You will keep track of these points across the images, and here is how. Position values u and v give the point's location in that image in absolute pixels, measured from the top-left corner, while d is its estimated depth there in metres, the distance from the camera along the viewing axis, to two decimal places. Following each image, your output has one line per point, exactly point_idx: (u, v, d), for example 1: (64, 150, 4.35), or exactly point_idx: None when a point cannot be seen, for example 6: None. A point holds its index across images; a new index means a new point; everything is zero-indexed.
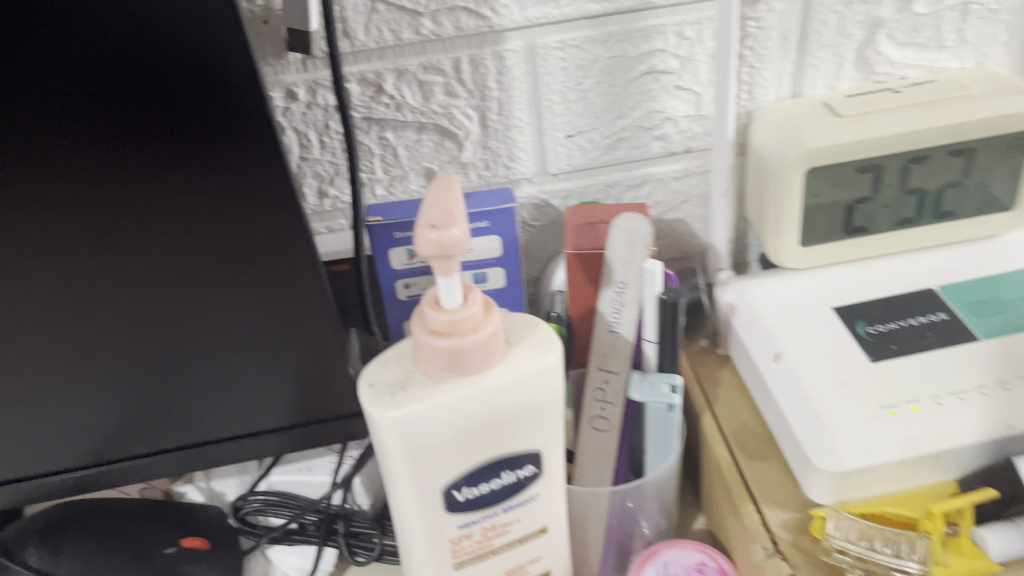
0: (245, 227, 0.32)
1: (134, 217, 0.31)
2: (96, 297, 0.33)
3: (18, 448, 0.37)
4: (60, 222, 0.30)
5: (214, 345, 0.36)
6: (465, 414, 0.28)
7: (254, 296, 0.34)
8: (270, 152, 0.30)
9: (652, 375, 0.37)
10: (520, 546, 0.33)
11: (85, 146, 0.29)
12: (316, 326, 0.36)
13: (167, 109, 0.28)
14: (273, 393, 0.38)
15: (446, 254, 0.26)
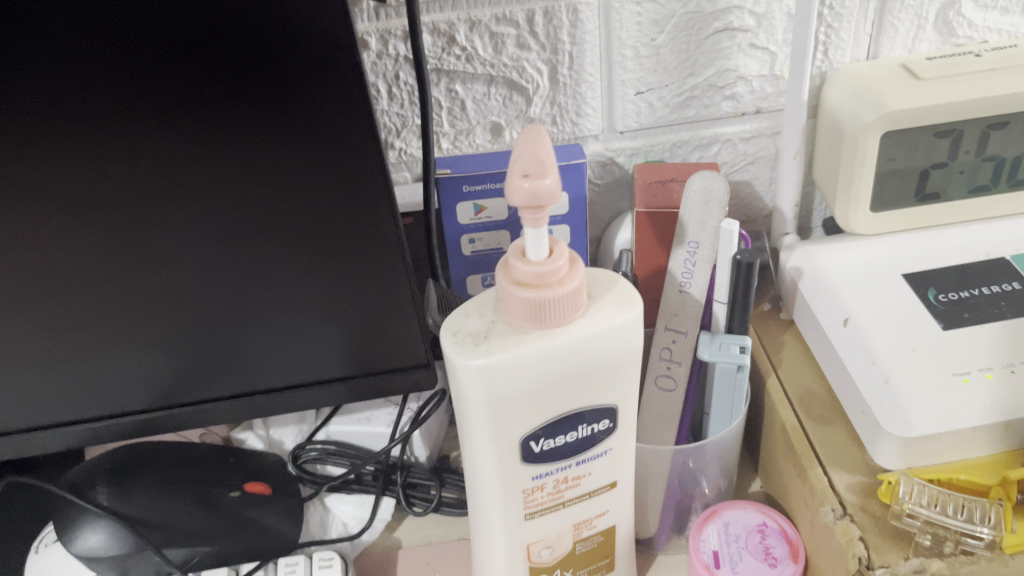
0: (326, 176, 0.32)
1: (221, 163, 0.31)
2: (177, 243, 0.33)
3: (88, 389, 0.38)
4: (148, 167, 0.31)
5: (287, 296, 0.36)
6: (549, 366, 0.28)
7: (321, 250, 0.34)
8: (358, 101, 0.30)
9: (722, 336, 0.36)
10: (589, 499, 0.33)
11: (173, 89, 0.29)
12: (381, 282, 0.36)
13: (253, 54, 0.29)
14: (335, 348, 0.38)
15: (539, 204, 0.26)
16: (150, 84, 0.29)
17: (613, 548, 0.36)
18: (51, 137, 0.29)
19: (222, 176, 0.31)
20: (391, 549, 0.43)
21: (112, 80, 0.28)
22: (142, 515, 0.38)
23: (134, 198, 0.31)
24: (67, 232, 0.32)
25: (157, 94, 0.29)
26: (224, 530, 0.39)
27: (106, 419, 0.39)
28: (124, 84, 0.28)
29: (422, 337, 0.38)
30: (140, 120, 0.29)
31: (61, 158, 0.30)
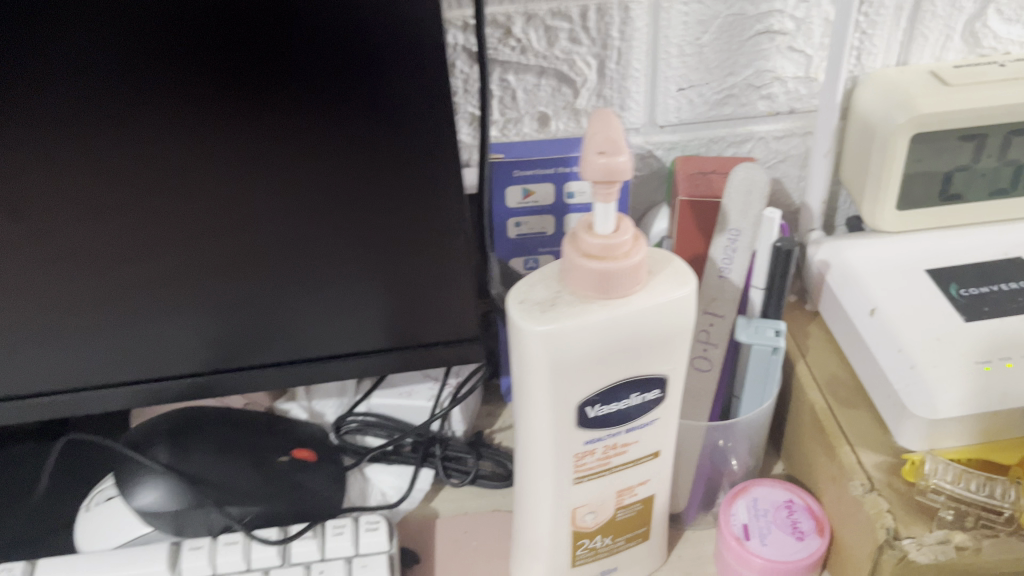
0: (401, 152, 0.34)
1: (304, 136, 0.33)
2: (255, 210, 0.35)
3: (147, 349, 0.39)
4: (236, 136, 0.33)
5: (338, 272, 0.38)
6: (610, 334, 0.30)
7: (370, 228, 0.36)
8: (438, 81, 0.32)
9: (758, 321, 0.38)
10: (633, 467, 0.35)
11: (248, 68, 0.31)
12: (425, 261, 0.38)
13: (324, 41, 0.31)
14: (376, 324, 0.40)
15: (612, 179, 0.28)
16: (246, 58, 0.31)
17: (649, 517, 0.38)
18: (150, 104, 0.31)
19: (304, 148, 0.33)
20: (428, 517, 0.44)
21: (212, 53, 0.30)
22: (201, 474, 0.41)
23: (221, 165, 0.33)
24: (154, 194, 0.34)
25: (252, 68, 0.31)
26: (273, 492, 0.41)
27: (166, 380, 0.40)
28: (223, 58, 0.31)
29: (469, 313, 0.40)
30: (234, 91, 0.31)
31: (157, 125, 0.32)
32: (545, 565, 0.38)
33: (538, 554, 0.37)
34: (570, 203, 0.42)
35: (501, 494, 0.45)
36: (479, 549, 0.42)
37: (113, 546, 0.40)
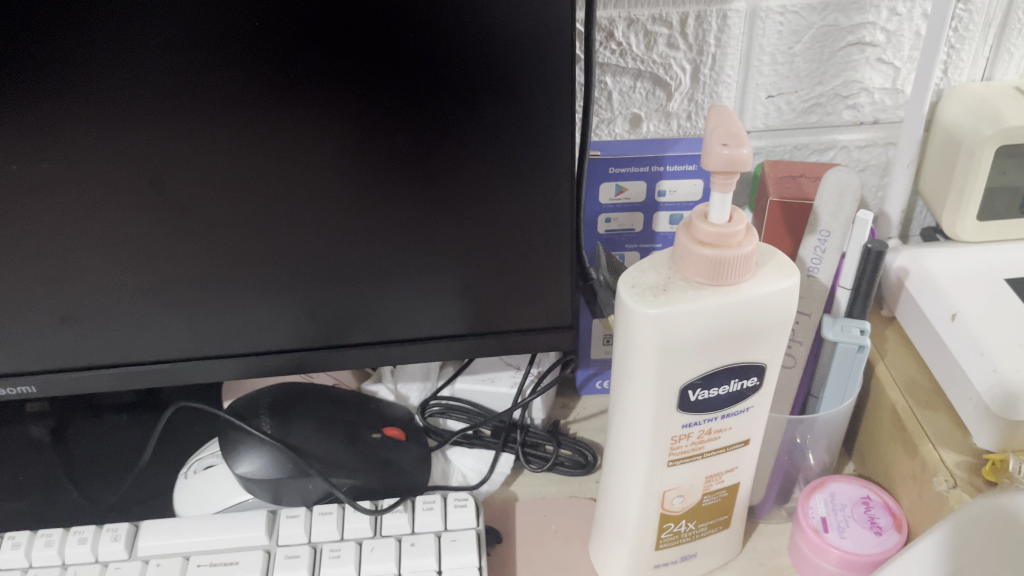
0: (521, 143, 0.36)
1: (430, 124, 0.35)
2: (380, 191, 0.37)
3: (249, 325, 0.41)
4: (371, 121, 0.35)
5: (426, 260, 0.40)
6: (719, 320, 0.32)
7: (459, 219, 0.38)
8: (564, 75, 0.34)
9: (844, 320, 0.40)
10: (724, 454, 0.36)
11: (361, 60, 0.33)
12: (508, 253, 0.40)
13: (433, 36, 0.33)
14: (458, 313, 0.42)
15: (733, 170, 0.29)
16: (391, 47, 0.33)
17: (732, 506, 0.39)
18: (299, 86, 0.34)
19: (429, 135, 0.36)
20: (508, 500, 0.46)
21: (360, 41, 0.33)
22: (301, 444, 0.43)
23: (354, 146, 0.36)
24: (290, 171, 0.36)
25: (394, 57, 0.33)
26: (366, 466, 0.43)
27: (263, 355, 0.42)
28: (369, 46, 0.33)
29: (558, 303, 0.41)
30: (376, 78, 0.34)
31: (279, 109, 0.34)
32: (630, 548, 0.39)
33: (625, 535, 0.39)
34: (660, 201, 0.43)
35: (579, 481, 0.47)
36: (559, 531, 0.44)
37: (217, 509, 0.43)
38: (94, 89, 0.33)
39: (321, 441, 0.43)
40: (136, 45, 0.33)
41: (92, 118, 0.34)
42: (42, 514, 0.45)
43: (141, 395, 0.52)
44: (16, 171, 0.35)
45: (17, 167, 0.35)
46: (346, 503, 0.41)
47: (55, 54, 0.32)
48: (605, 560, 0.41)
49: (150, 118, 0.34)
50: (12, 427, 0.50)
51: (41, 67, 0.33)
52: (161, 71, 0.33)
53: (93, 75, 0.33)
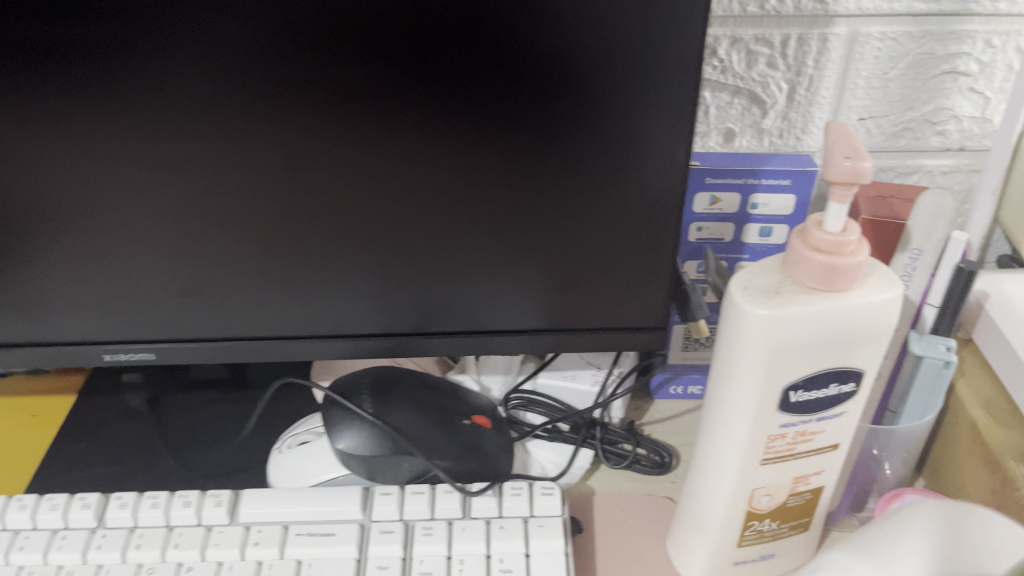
0: (636, 151, 0.38)
1: (536, 135, 0.37)
2: (495, 190, 0.39)
3: (351, 309, 0.43)
4: (496, 121, 0.37)
5: (516, 262, 0.42)
6: (826, 325, 0.33)
7: (552, 226, 0.40)
8: (689, 88, 0.36)
9: (929, 336, 0.41)
10: (815, 456, 0.38)
11: (479, 74, 0.36)
12: (596, 259, 0.42)
13: (548, 55, 0.35)
14: (544, 311, 0.44)
15: (854, 181, 0.31)
16: (524, 53, 0.35)
17: (814, 509, 0.41)
18: (431, 88, 0.36)
19: (533, 145, 0.38)
20: (586, 493, 0.47)
21: (495, 46, 0.35)
22: (399, 425, 0.45)
23: (478, 145, 0.38)
24: (412, 168, 0.38)
25: (525, 63, 0.35)
26: (457, 451, 0.45)
27: (363, 339, 0.44)
28: (503, 52, 0.35)
29: (647, 304, 0.43)
30: (506, 82, 0.36)
31: (395, 114, 0.37)
32: (712, 543, 0.41)
33: (708, 530, 0.40)
34: (752, 213, 0.45)
35: (654, 480, 0.48)
36: (636, 526, 0.45)
37: (313, 483, 0.45)
38: (232, 84, 0.36)
39: (417, 424, 0.45)
40: (277, 44, 0.35)
41: (229, 109, 0.36)
42: (143, 478, 0.47)
43: (231, 372, 0.54)
44: (165, 149, 0.37)
45: (163, 146, 0.37)
46: (437, 486, 0.43)
47: (205, 48, 0.35)
48: (686, 555, 0.42)
49: (291, 107, 0.36)
50: (111, 396, 0.53)
51: (194, 58, 0.35)
52: (297, 71, 0.35)
53: (245, 64, 0.35)
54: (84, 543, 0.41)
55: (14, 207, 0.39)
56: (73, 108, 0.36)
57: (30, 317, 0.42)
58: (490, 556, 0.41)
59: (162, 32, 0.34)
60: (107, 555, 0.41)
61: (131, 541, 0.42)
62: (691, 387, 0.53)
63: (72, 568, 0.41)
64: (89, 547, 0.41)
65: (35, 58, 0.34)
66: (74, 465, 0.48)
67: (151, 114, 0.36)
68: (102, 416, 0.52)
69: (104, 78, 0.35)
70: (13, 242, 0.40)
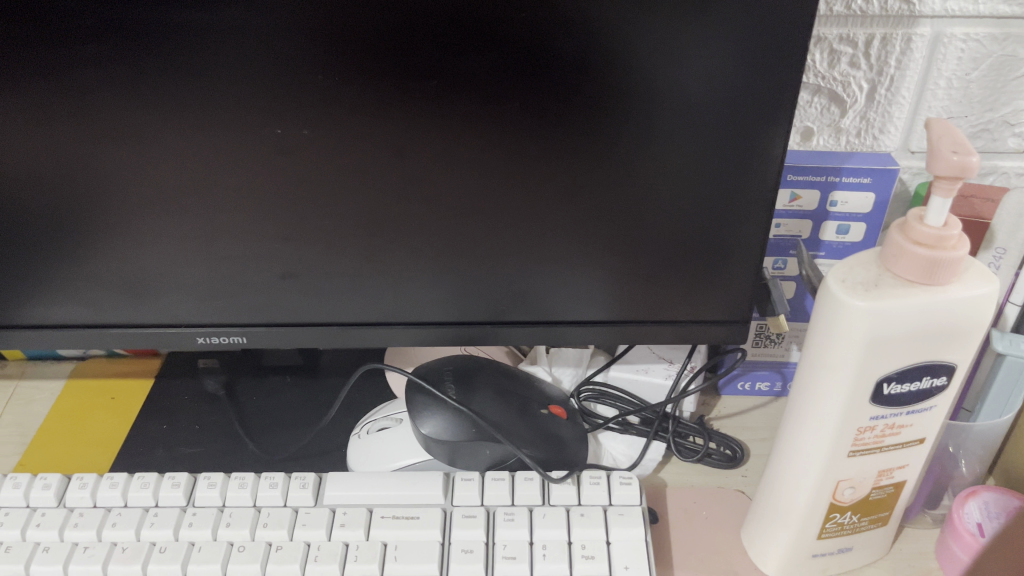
0: (710, 152, 0.39)
1: (617, 140, 0.39)
2: (571, 186, 0.40)
3: (435, 294, 0.45)
4: (580, 127, 0.38)
5: (593, 255, 0.43)
6: (924, 318, 0.34)
7: (629, 223, 0.42)
8: (782, 89, 0.37)
9: (1011, 334, 0.41)
10: (901, 450, 0.38)
11: (567, 81, 0.37)
12: (669, 254, 0.43)
13: (635, 64, 0.36)
14: (622, 301, 0.45)
15: (960, 175, 0.32)
16: (608, 55, 0.36)
17: (894, 503, 0.41)
18: (519, 93, 0.37)
19: (614, 148, 0.39)
20: (658, 485, 0.48)
21: (582, 50, 0.36)
22: (481, 412, 0.46)
23: (557, 142, 0.39)
24: (497, 166, 0.40)
25: (612, 67, 0.36)
26: (536, 439, 0.46)
27: (448, 326, 0.46)
28: (588, 54, 0.36)
29: (724, 295, 0.44)
30: (591, 82, 0.37)
31: (484, 117, 0.38)
32: (792, 534, 0.41)
33: (789, 522, 0.41)
34: (831, 210, 0.46)
35: (726, 474, 0.49)
36: (710, 517, 0.46)
37: (395, 467, 0.45)
38: (333, 80, 0.37)
39: (498, 412, 0.46)
40: (374, 48, 0.36)
41: (329, 103, 0.37)
42: (225, 459, 0.48)
43: (304, 359, 0.56)
44: (267, 138, 0.38)
45: (267, 134, 0.38)
46: (517, 473, 0.44)
47: (309, 46, 0.36)
48: (763, 546, 0.43)
49: (381, 100, 0.37)
50: (190, 380, 0.54)
51: (298, 55, 0.36)
52: (392, 75, 0.37)
53: (338, 59, 0.36)
54: (175, 520, 0.42)
55: (123, 190, 0.40)
56: (183, 98, 0.37)
57: (135, 298, 0.44)
58: (572, 542, 0.41)
59: (269, 28, 0.35)
60: (199, 532, 0.42)
61: (220, 519, 0.43)
62: (758, 383, 0.53)
63: (165, 544, 0.42)
64: (180, 524, 0.42)
65: (148, 46, 0.35)
66: (157, 445, 0.49)
67: (257, 105, 0.37)
68: (181, 399, 0.53)
69: (214, 70, 0.36)
70: (122, 224, 0.41)
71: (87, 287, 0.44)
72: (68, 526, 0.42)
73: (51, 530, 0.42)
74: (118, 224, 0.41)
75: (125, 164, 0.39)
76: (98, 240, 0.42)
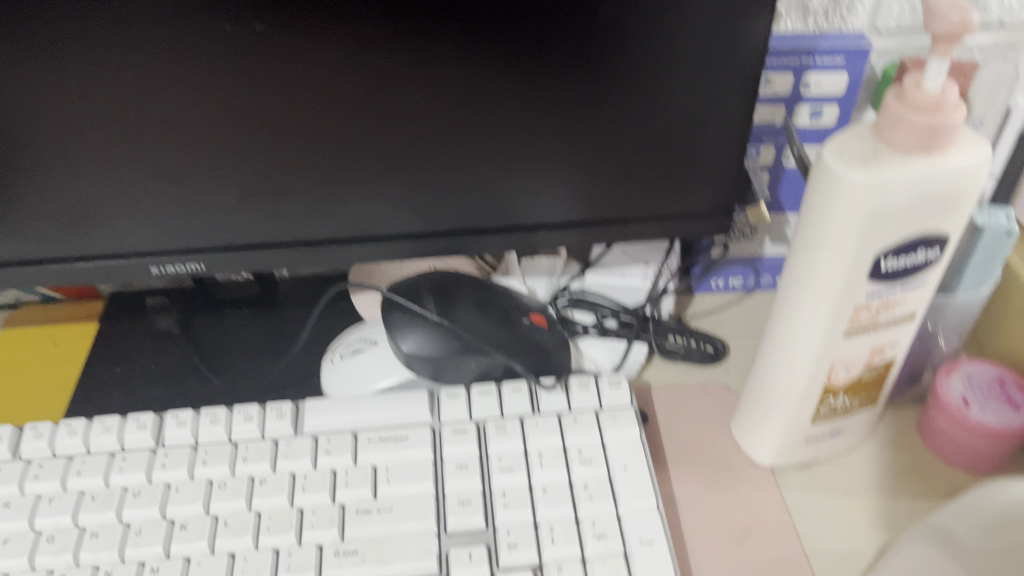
0: (691, 35, 0.37)
1: (587, 24, 0.36)
2: (540, 75, 0.38)
3: (400, 202, 0.42)
4: (547, 9, 0.36)
5: (562, 150, 0.41)
6: (922, 188, 0.33)
7: (600, 113, 0.40)
8: None
9: (990, 207, 0.41)
10: (894, 327, 0.38)
11: None
12: (641, 144, 0.41)
13: None
14: (594, 198, 0.43)
15: (959, 35, 0.31)
16: None
17: (884, 381, 0.41)
18: None
19: (585, 33, 0.37)
20: (643, 388, 0.47)
21: None
22: (464, 325, 0.44)
23: (523, 28, 0.36)
24: (460, 55, 0.37)
25: None
26: (522, 348, 0.44)
27: (416, 237, 0.43)
28: None
29: (702, 186, 0.43)
30: None
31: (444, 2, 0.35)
32: (786, 421, 0.41)
33: (783, 409, 0.41)
34: (805, 94, 0.45)
35: (708, 372, 0.48)
36: (698, 414, 0.46)
37: (377, 389, 0.44)
38: None
39: (481, 324, 0.45)
40: None
41: None
42: (191, 398, 0.45)
43: (261, 289, 0.53)
44: (210, 34, 0.35)
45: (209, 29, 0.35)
46: (504, 384, 0.43)
47: None
48: (757, 435, 0.43)
49: None
50: (140, 319, 0.51)
51: None
52: None
53: None
54: (146, 463, 0.40)
55: (52, 102, 0.36)
56: None
57: (77, 228, 0.41)
58: (568, 448, 0.40)
59: None
60: (174, 472, 0.39)
61: (196, 457, 0.40)
62: (732, 280, 0.53)
63: (139, 488, 0.39)
64: (153, 466, 0.40)
65: None
66: (114, 389, 0.46)
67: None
68: (132, 340, 0.49)
69: None
70: (57, 144, 0.37)
71: (21, 218, 0.40)
72: (28, 478, 0.39)
73: (10, 484, 0.39)
74: (52, 143, 0.37)
75: (54, 73, 0.35)
76: (29, 163, 0.38)
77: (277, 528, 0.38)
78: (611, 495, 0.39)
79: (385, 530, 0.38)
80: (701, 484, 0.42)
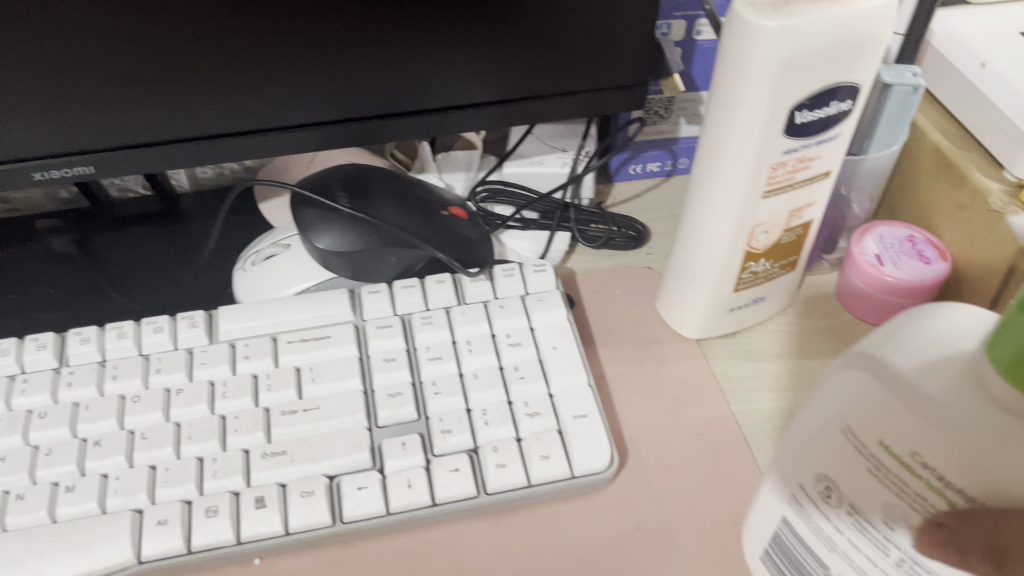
0: None
1: None
2: None
3: (296, 88, 0.40)
4: None
5: (463, 23, 0.39)
6: (833, 34, 0.32)
7: None
8: None
9: (896, 66, 0.40)
10: (809, 185, 0.39)
11: None
12: (547, 14, 0.39)
13: None
14: (500, 75, 0.41)
15: None
16: None
17: (801, 245, 0.42)
18: None
19: None
20: (567, 274, 0.47)
21: None
22: (382, 218, 0.43)
23: None
24: None
25: None
26: (444, 238, 0.43)
27: (318, 126, 0.41)
28: None
29: (612, 58, 0.42)
30: None
31: None
32: (708, 289, 0.41)
33: (705, 276, 0.41)
34: None
35: (631, 255, 0.48)
36: (624, 295, 0.46)
37: (294, 293, 0.42)
38: None
39: (399, 216, 0.43)
40: None
41: None
42: (95, 318, 0.43)
43: (163, 205, 0.50)
44: None
45: None
46: (426, 277, 0.42)
47: None
48: (682, 308, 0.43)
49: None
50: (32, 243, 0.47)
51: None
52: None
53: None
54: (51, 384, 0.37)
55: None
56: None
57: None
58: (495, 334, 0.40)
59: None
60: (82, 391, 0.37)
61: (105, 373, 0.38)
62: (650, 165, 0.52)
63: (44, 409, 0.37)
64: (58, 386, 0.37)
65: None
66: (9, 315, 0.43)
67: None
68: (24, 263, 0.46)
69: None
70: None
71: None
72: None
73: None
74: None
75: None
76: None
77: (197, 437, 0.36)
78: (542, 374, 0.38)
79: (313, 427, 0.36)
80: (630, 360, 0.42)
